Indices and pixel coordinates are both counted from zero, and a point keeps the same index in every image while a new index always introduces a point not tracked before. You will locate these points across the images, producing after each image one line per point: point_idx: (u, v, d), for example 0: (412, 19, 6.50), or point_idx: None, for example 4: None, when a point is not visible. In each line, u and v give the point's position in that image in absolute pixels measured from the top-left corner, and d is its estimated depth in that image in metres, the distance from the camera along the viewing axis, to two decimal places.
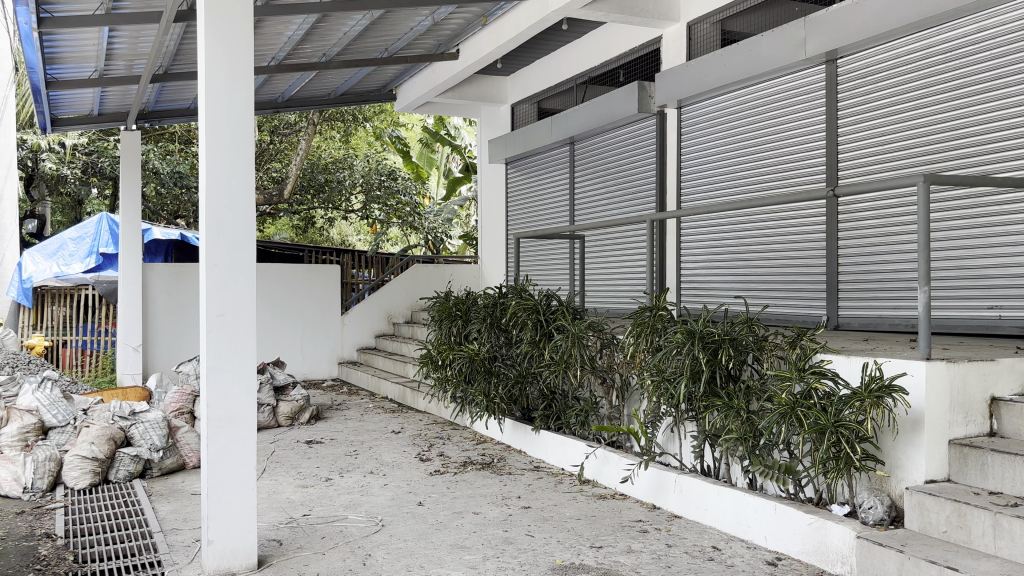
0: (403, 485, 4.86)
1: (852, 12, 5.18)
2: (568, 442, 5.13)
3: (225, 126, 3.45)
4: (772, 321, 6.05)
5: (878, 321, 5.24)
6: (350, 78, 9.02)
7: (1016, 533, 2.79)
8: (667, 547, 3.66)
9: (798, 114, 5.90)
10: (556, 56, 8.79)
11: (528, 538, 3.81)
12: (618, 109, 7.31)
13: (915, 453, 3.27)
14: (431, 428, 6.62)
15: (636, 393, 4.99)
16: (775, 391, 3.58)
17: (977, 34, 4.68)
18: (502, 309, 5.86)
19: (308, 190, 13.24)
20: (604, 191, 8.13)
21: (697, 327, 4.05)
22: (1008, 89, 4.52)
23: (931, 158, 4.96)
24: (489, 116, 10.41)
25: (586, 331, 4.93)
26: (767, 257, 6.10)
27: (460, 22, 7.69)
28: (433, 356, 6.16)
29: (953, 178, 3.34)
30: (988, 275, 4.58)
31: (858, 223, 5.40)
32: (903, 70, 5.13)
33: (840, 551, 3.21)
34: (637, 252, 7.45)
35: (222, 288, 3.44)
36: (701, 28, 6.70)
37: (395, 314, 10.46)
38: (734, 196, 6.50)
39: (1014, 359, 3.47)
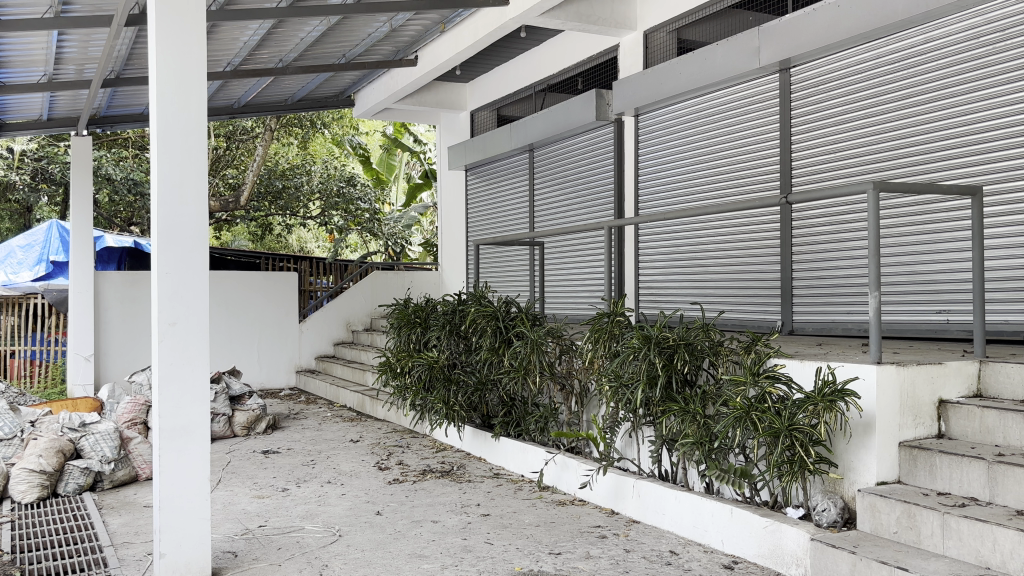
0: (361, 494, 4.82)
1: (802, 23, 5.28)
2: (527, 449, 5.13)
3: (176, 132, 3.40)
4: (728, 327, 6.12)
5: (830, 326, 5.34)
6: (307, 84, 8.96)
7: (963, 533, 2.85)
8: (625, 552, 3.67)
9: (751, 122, 5.99)
10: (514, 63, 8.81)
11: (487, 546, 3.80)
12: (576, 117, 7.36)
13: (867, 455, 3.32)
14: (391, 437, 6.58)
15: (594, 399, 5.01)
16: (731, 396, 3.62)
17: (923, 45, 4.80)
18: (461, 316, 5.84)
19: (265, 198, 12.97)
20: (562, 198, 8.17)
21: (653, 332, 4.08)
22: (954, 98, 4.64)
23: (881, 166, 5.06)
24: (449, 123, 10.40)
25: (544, 337, 4.95)
26: (723, 263, 6.17)
27: (417, 29, 7.68)
28: (392, 364, 6.11)
29: (901, 184, 3.40)
30: (937, 280, 4.68)
31: (810, 229, 5.49)
32: (854, 79, 5.23)
33: (794, 554, 3.26)
34: (595, 258, 7.50)
35: (174, 297, 3.38)
36: (656, 37, 6.77)
37: (354, 322, 10.39)
38: (690, 202, 6.57)
39: (961, 362, 3.54)
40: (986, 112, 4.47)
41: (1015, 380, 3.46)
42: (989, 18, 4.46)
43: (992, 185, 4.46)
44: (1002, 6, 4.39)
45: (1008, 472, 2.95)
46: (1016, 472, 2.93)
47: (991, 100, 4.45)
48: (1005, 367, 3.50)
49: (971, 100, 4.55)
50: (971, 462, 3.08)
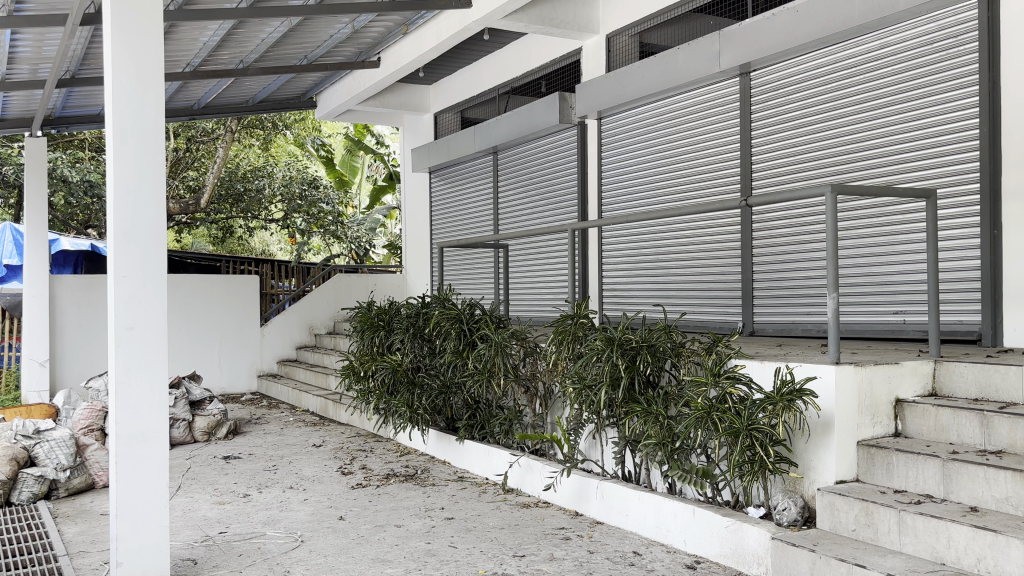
0: (323, 499, 4.77)
1: (761, 28, 5.35)
2: (491, 451, 5.12)
3: (134, 132, 3.35)
4: (690, 328, 6.18)
5: (790, 327, 5.41)
6: (268, 85, 8.88)
7: (919, 530, 2.90)
8: (589, 554, 3.68)
9: (712, 126, 6.06)
10: (478, 66, 8.81)
11: (451, 549, 3.79)
12: (540, 120, 7.38)
13: (826, 454, 3.37)
14: (354, 441, 6.54)
15: (558, 401, 5.02)
16: (692, 397, 3.65)
17: (879, 50, 4.88)
18: (424, 319, 5.81)
19: (225, 200, 12.83)
20: (526, 201, 8.18)
21: (616, 334, 4.09)
22: (909, 102, 4.73)
23: (839, 168, 5.14)
24: (412, 125, 10.37)
25: (509, 339, 4.95)
26: (685, 266, 6.22)
27: (380, 31, 7.64)
28: (355, 368, 6.06)
29: (859, 188, 3.46)
30: (893, 281, 4.76)
31: (770, 231, 5.55)
32: (813, 84, 5.31)
33: (755, 553, 3.29)
34: (559, 260, 7.52)
35: (131, 301, 3.33)
36: (619, 41, 6.81)
37: (317, 325, 10.30)
38: (652, 205, 6.62)
39: (917, 362, 3.61)
40: (940, 117, 4.56)
41: (969, 379, 3.53)
42: (942, 25, 4.54)
43: (946, 188, 4.55)
44: (955, 12, 4.48)
45: (962, 469, 3.01)
46: (970, 469, 2.99)
47: (945, 104, 4.54)
48: (960, 366, 3.57)
49: (925, 105, 4.65)
50: (926, 460, 3.13)
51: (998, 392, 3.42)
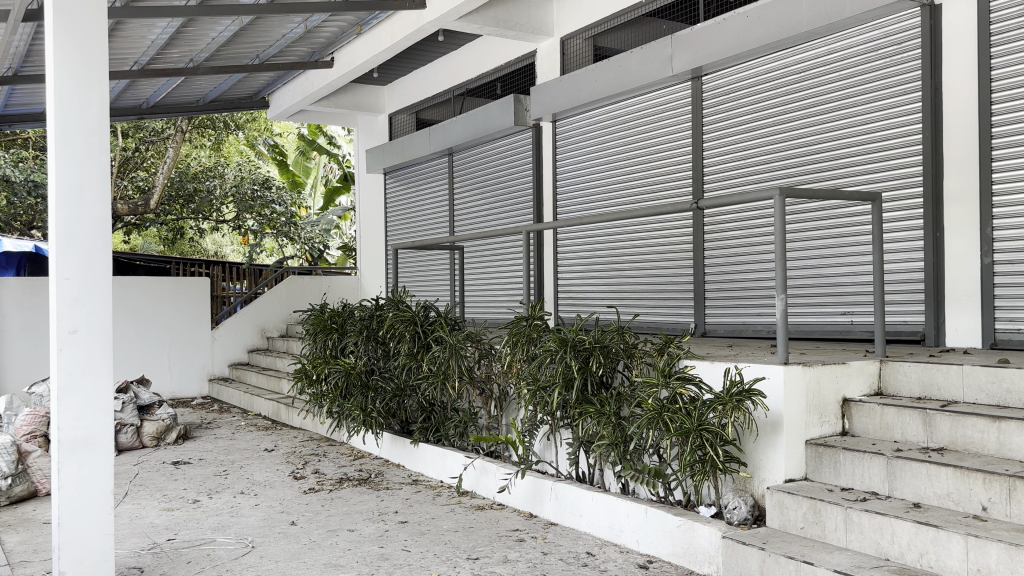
0: (275, 504, 4.71)
1: (712, 32, 5.43)
2: (446, 454, 5.10)
3: (77, 130, 3.27)
4: (643, 329, 6.24)
5: (741, 328, 5.48)
6: (219, 84, 8.76)
7: (864, 526, 2.95)
8: (542, 555, 3.69)
9: (666, 129, 6.11)
10: (433, 67, 8.79)
11: (405, 553, 3.76)
12: (495, 122, 7.39)
13: (774, 453, 3.42)
14: (307, 445, 6.47)
15: (513, 403, 5.02)
16: (644, 397, 3.69)
17: (827, 56, 4.97)
18: (378, 321, 5.77)
19: (176, 201, 12.42)
20: (481, 203, 8.17)
21: (569, 335, 4.12)
22: (856, 108, 4.82)
23: (788, 172, 5.22)
24: (366, 125, 10.30)
25: (463, 341, 4.94)
26: (639, 267, 6.26)
27: (333, 31, 7.58)
28: (308, 371, 6.00)
29: (806, 192, 3.51)
30: (841, 282, 4.85)
31: (721, 234, 5.62)
32: (763, 88, 5.38)
33: (706, 552, 3.33)
34: (514, 262, 7.53)
35: (74, 303, 3.25)
36: (573, 44, 6.84)
37: (269, 328, 10.20)
38: (607, 207, 6.66)
39: (863, 362, 3.68)
40: (885, 122, 4.66)
41: (912, 378, 3.61)
42: (887, 32, 4.64)
43: (890, 192, 4.65)
44: (899, 20, 4.58)
45: (906, 467, 3.07)
46: (913, 466, 3.05)
47: (890, 110, 4.64)
48: (904, 366, 3.65)
49: (872, 110, 4.74)
50: (871, 458, 3.19)
51: (940, 391, 3.50)
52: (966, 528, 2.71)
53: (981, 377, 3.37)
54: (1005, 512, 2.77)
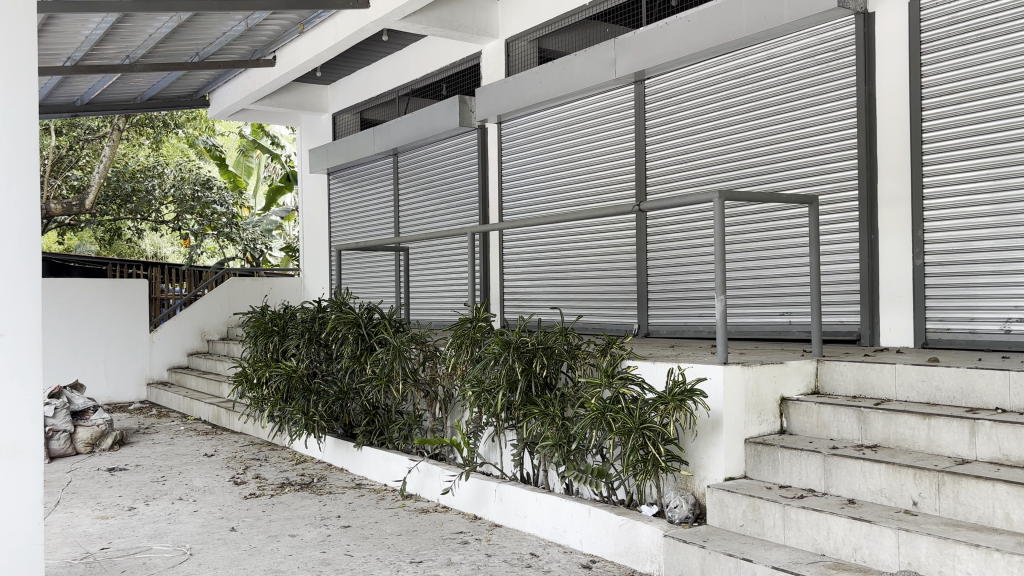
0: (214, 510, 4.62)
1: (655, 36, 5.50)
2: (390, 457, 5.06)
3: (7, 129, 3.14)
4: (587, 330, 6.27)
5: (683, 329, 5.54)
6: (158, 82, 8.58)
7: (801, 523, 3.01)
8: (487, 557, 3.68)
9: (609, 132, 6.16)
10: (377, 67, 8.73)
11: (346, 558, 3.72)
12: (440, 123, 7.37)
13: (714, 452, 3.48)
14: (248, 450, 6.36)
15: (458, 405, 5.01)
16: (586, 398, 3.71)
17: (766, 61, 5.06)
18: (321, 324, 5.70)
19: (113, 201, 11.97)
20: (426, 204, 8.14)
21: (512, 336, 4.13)
22: (793, 113, 4.92)
23: (729, 175, 5.30)
24: (310, 125, 10.18)
25: (407, 344, 4.91)
26: (583, 268, 6.30)
27: (275, 29, 7.48)
28: (249, 375, 5.91)
29: (745, 194, 3.56)
30: (780, 284, 4.94)
31: (663, 236, 5.68)
32: (704, 92, 5.46)
33: (648, 550, 3.36)
34: (459, 264, 7.51)
35: (5, 306, 3.10)
36: (517, 46, 6.86)
37: (209, 331, 10.04)
38: (551, 208, 6.69)
39: (800, 361, 3.75)
40: (822, 127, 4.76)
41: (848, 377, 3.69)
42: (823, 38, 4.74)
43: (827, 195, 4.75)
44: (835, 27, 4.68)
45: (841, 464, 3.14)
46: (848, 463, 3.12)
47: (826, 115, 4.75)
48: (839, 365, 3.73)
49: (808, 115, 4.84)
50: (808, 456, 3.26)
51: (874, 389, 3.59)
52: (897, 522, 2.78)
53: (913, 376, 3.47)
54: (934, 506, 2.85)
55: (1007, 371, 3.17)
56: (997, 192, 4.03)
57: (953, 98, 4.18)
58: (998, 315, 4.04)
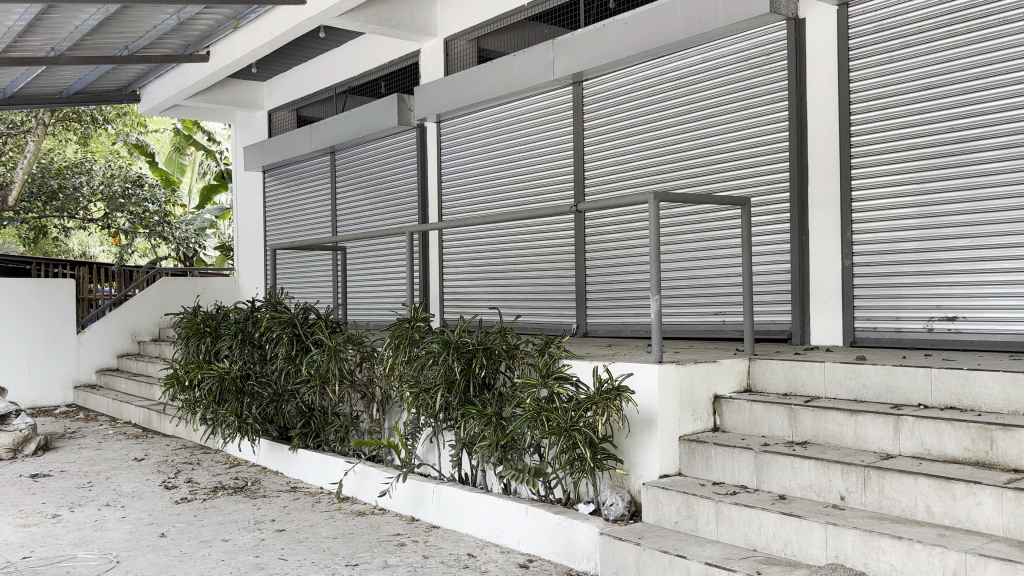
0: (143, 516, 4.49)
1: (593, 38, 5.54)
2: (326, 460, 5.00)
3: None
4: (525, 330, 6.29)
5: (620, 328, 5.59)
6: (85, 76, 8.32)
7: (734, 519, 3.06)
8: (423, 559, 3.65)
9: (547, 133, 6.18)
10: (315, 64, 8.62)
11: (281, 562, 3.66)
12: (378, 122, 7.31)
13: (650, 450, 3.51)
14: (179, 454, 6.22)
15: (396, 406, 4.97)
16: (523, 397, 3.71)
17: (701, 64, 5.14)
18: (254, 324, 5.59)
19: (38, 198, 11.59)
20: (363, 203, 8.05)
21: (451, 336, 4.11)
22: (726, 115, 5.01)
23: (665, 176, 5.37)
24: (245, 122, 10.00)
25: (343, 344, 4.86)
26: (522, 268, 6.31)
27: (209, 24, 7.32)
28: (180, 377, 5.77)
29: (680, 196, 3.60)
30: (714, 283, 5.02)
31: (600, 237, 5.73)
32: (641, 94, 5.52)
33: (584, 548, 3.38)
34: (397, 263, 7.46)
35: None
36: (456, 45, 6.84)
37: (140, 332, 9.78)
38: (491, 207, 6.69)
39: (732, 359, 3.82)
40: (754, 130, 4.86)
41: (779, 375, 3.77)
42: (756, 43, 4.83)
43: (759, 197, 4.84)
44: (767, 32, 4.77)
45: (772, 460, 3.20)
46: (778, 459, 3.18)
47: (758, 117, 4.84)
48: (770, 363, 3.81)
49: (741, 117, 4.93)
50: (740, 452, 3.31)
51: (803, 387, 3.68)
52: (825, 517, 2.85)
53: (841, 373, 3.55)
54: (861, 500, 2.92)
55: (928, 368, 3.28)
56: (922, 195, 4.16)
57: (880, 103, 4.30)
58: (922, 314, 4.17)
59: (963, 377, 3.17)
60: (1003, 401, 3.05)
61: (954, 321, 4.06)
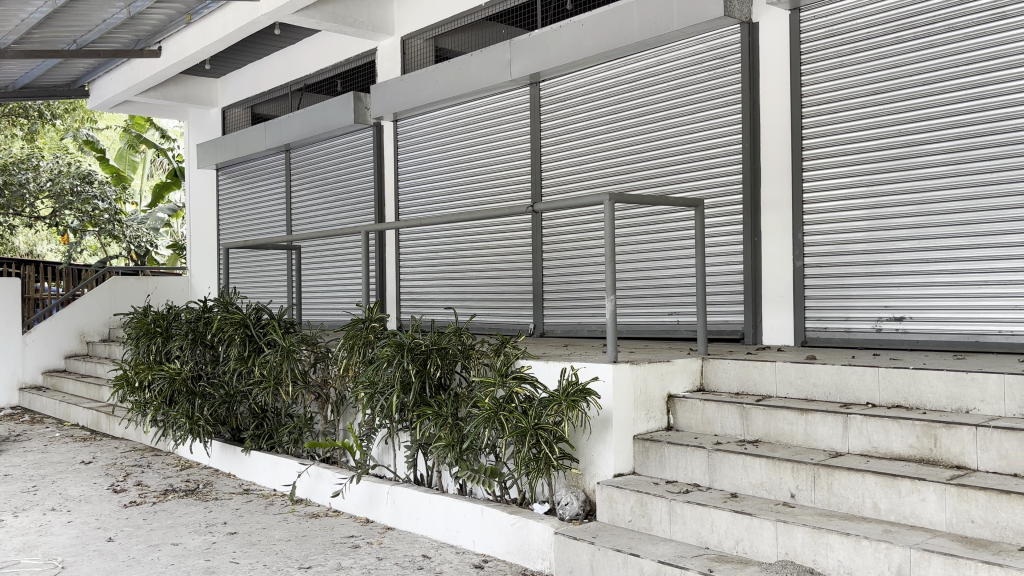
0: (90, 520, 4.39)
1: (549, 39, 5.56)
2: (279, 461, 4.94)
3: None
4: (481, 330, 6.29)
5: (576, 328, 5.61)
6: (32, 69, 8.14)
7: (686, 517, 3.09)
8: (378, 560, 3.63)
9: (504, 134, 6.19)
10: (270, 61, 8.51)
11: (232, 565, 3.61)
12: (334, 120, 7.25)
13: (604, 449, 3.53)
14: (129, 456, 6.10)
15: (350, 407, 4.94)
16: (479, 397, 3.71)
17: (656, 67, 5.19)
18: (206, 324, 5.51)
19: None
20: (319, 202, 7.98)
21: (405, 338, 4.09)
22: (682, 117, 5.06)
23: (621, 177, 5.40)
24: (198, 119, 9.85)
25: (297, 345, 4.81)
26: (479, 268, 6.30)
27: (160, 19, 7.20)
28: (129, 378, 5.67)
29: (635, 197, 3.63)
30: (668, 283, 5.07)
31: (557, 237, 5.74)
32: (597, 96, 5.56)
33: (539, 548, 3.39)
34: (353, 263, 7.40)
35: None
36: (413, 44, 6.81)
37: (89, 333, 9.54)
38: (448, 207, 6.68)
39: (686, 359, 3.86)
40: (710, 132, 4.91)
41: (731, 375, 3.82)
42: (711, 46, 4.89)
43: (713, 198, 4.90)
44: (721, 35, 4.83)
45: (724, 458, 3.24)
46: (730, 457, 3.22)
47: (712, 120, 4.90)
48: (723, 363, 3.86)
49: (696, 119, 4.99)
50: (693, 451, 3.35)
51: (755, 386, 3.72)
52: (776, 514, 2.89)
53: (792, 373, 3.61)
54: (810, 498, 2.97)
55: (876, 368, 3.34)
56: (870, 198, 4.24)
57: (830, 107, 4.38)
58: (870, 314, 4.26)
59: (909, 376, 3.24)
60: (947, 400, 3.13)
61: (901, 322, 4.14)
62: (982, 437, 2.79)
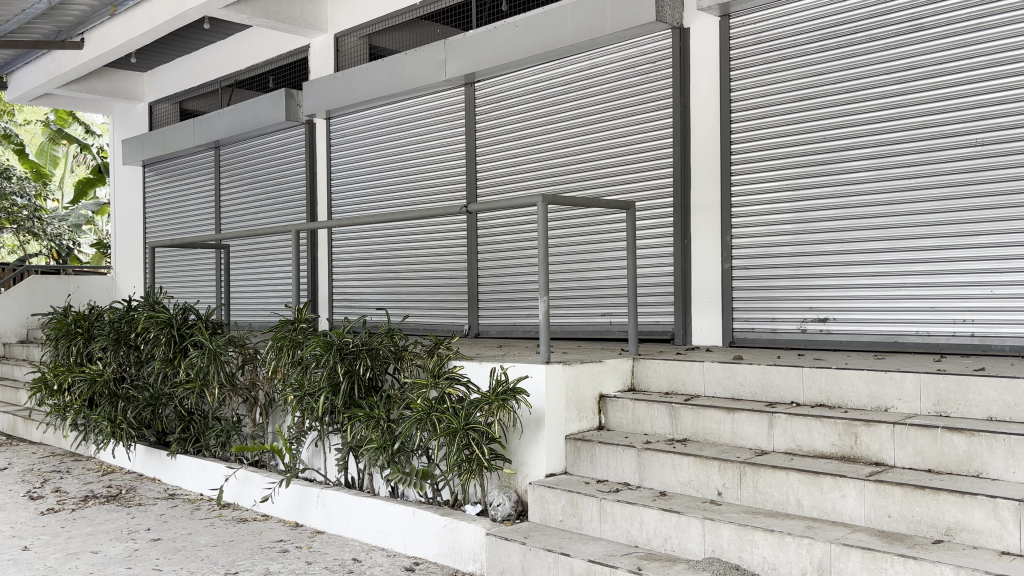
0: (4, 529, 4.23)
1: (484, 40, 5.56)
2: (205, 465, 4.83)
3: None
4: (415, 330, 6.26)
5: (511, 328, 5.62)
6: None
7: (617, 516, 3.12)
8: (307, 564, 3.58)
9: (439, 134, 6.17)
10: (199, 56, 8.32)
11: (154, 572, 3.52)
12: (266, 117, 7.12)
13: (537, 449, 3.54)
14: (47, 462, 5.89)
15: (279, 409, 4.85)
16: (411, 398, 3.68)
17: (589, 70, 5.24)
18: (130, 324, 5.36)
19: None
20: (249, 200, 7.83)
21: (335, 338, 4.05)
22: (616, 120, 5.11)
23: (555, 178, 5.43)
24: (123, 114, 9.57)
25: (224, 346, 4.69)
26: (413, 268, 6.27)
27: (83, 9, 6.98)
28: (47, 381, 5.47)
29: (568, 198, 3.64)
30: (601, 284, 5.12)
31: (492, 237, 5.74)
32: (531, 97, 5.57)
33: (471, 549, 3.38)
34: (284, 263, 7.28)
35: None
36: (347, 41, 6.73)
37: (5, 334, 9.16)
38: (381, 206, 6.62)
39: (617, 359, 3.90)
40: (642, 135, 4.97)
41: (662, 374, 3.87)
42: (643, 51, 4.95)
43: (645, 201, 4.96)
44: (653, 40, 4.90)
45: (654, 458, 3.28)
46: (659, 456, 3.26)
47: (645, 124, 4.96)
48: (654, 363, 3.90)
49: (629, 122, 5.04)
50: (624, 450, 3.38)
51: (684, 385, 3.78)
52: (703, 512, 2.93)
53: (719, 372, 3.67)
54: (737, 495, 3.03)
55: (800, 367, 3.42)
56: (797, 202, 4.34)
57: (758, 113, 4.48)
58: (796, 315, 4.36)
59: (833, 375, 3.32)
60: (868, 398, 3.22)
61: (825, 322, 4.26)
62: (900, 435, 2.88)
